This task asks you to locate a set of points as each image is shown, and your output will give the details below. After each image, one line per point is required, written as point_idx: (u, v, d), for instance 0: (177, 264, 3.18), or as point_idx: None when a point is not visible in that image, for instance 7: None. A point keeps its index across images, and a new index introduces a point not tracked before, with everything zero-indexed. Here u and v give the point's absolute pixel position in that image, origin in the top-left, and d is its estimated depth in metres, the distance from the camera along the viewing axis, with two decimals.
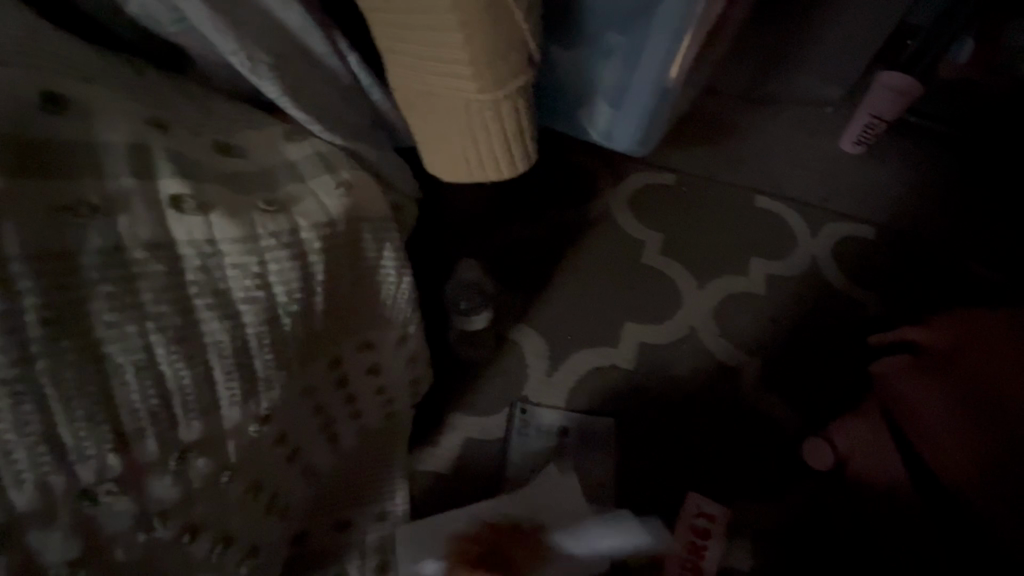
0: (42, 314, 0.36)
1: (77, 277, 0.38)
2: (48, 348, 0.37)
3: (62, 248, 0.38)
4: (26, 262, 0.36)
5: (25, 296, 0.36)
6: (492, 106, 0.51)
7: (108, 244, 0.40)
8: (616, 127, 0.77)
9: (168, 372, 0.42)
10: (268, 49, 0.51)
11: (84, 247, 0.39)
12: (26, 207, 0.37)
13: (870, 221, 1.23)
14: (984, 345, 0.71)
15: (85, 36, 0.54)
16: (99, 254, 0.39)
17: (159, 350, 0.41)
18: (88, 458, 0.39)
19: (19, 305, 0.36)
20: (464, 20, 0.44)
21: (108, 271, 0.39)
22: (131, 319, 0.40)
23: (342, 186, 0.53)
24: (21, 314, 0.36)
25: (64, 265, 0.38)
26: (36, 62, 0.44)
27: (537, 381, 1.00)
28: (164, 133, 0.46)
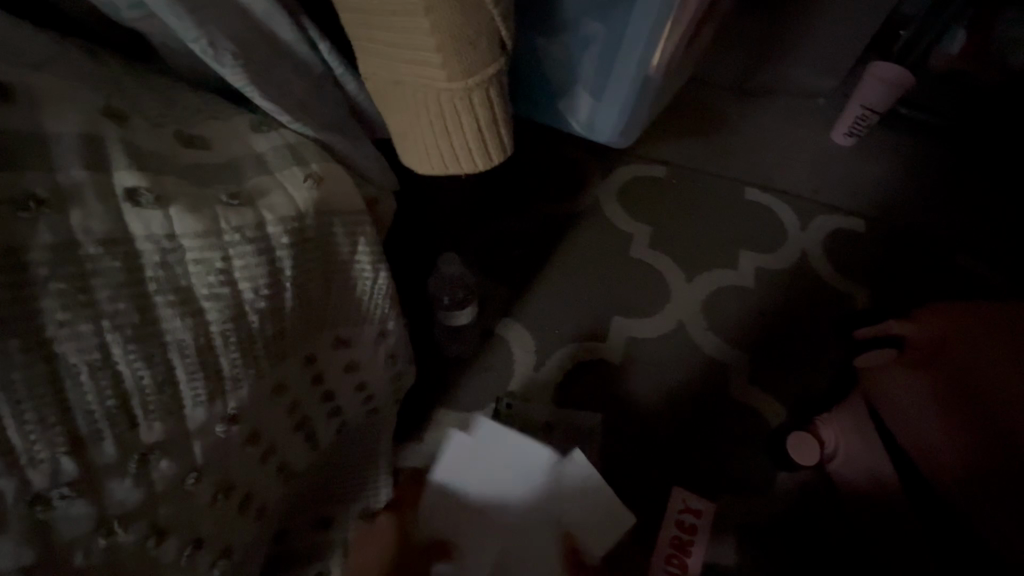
0: None
1: (25, 274, 0.36)
2: None
3: (7, 243, 0.36)
4: None
5: None
6: (463, 95, 0.49)
7: (59, 240, 0.38)
8: (599, 118, 0.75)
9: (126, 372, 0.40)
10: (232, 34, 0.49)
11: (32, 242, 0.37)
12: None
13: (860, 213, 1.22)
14: (971, 341, 0.70)
15: (32, 19, 0.51)
16: (49, 249, 0.37)
17: (115, 349, 0.40)
18: (40, 462, 0.37)
19: None
20: (428, 5, 0.42)
21: (58, 267, 0.37)
22: (84, 317, 0.38)
23: (311, 179, 0.51)
24: None
25: (10, 261, 0.36)
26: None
27: (524, 375, 0.99)
28: (121, 124, 0.44)
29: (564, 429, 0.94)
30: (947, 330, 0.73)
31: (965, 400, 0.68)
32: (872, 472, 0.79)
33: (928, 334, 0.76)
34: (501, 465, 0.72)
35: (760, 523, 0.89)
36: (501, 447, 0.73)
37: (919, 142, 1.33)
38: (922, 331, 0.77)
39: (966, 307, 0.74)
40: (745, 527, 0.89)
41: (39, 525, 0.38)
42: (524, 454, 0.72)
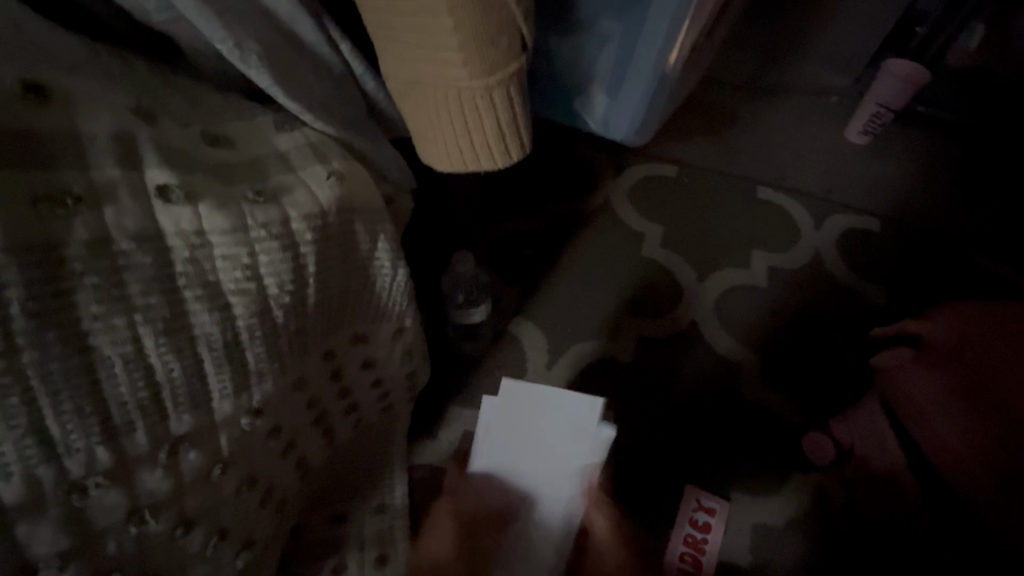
0: (27, 306, 0.36)
1: (63, 269, 0.37)
2: (33, 340, 0.36)
3: (46, 239, 0.37)
4: (10, 253, 0.35)
5: (9, 288, 0.35)
6: (484, 93, 0.50)
7: (94, 236, 0.39)
8: (614, 115, 0.75)
9: (157, 363, 0.41)
10: (257, 36, 0.50)
11: (69, 237, 0.38)
12: (5, 196, 0.36)
13: (875, 212, 1.21)
14: (991, 341, 0.69)
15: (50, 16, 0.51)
16: (85, 245, 0.38)
17: (147, 342, 0.41)
18: (76, 451, 0.38)
19: (3, 296, 0.35)
20: (451, 5, 0.43)
21: (94, 262, 0.39)
22: (118, 310, 0.39)
23: (333, 176, 0.52)
24: (6, 305, 0.35)
25: (48, 256, 0.37)
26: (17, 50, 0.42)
27: (538, 374, 0.99)
28: (150, 124, 0.45)
29: None
30: (965, 331, 0.72)
31: (978, 405, 0.68)
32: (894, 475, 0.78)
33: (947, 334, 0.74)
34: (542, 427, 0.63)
35: (776, 526, 0.88)
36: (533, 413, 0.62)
37: (934, 141, 1.32)
38: (937, 330, 0.76)
39: (985, 309, 0.73)
40: (760, 527, 0.88)
41: (74, 512, 0.39)
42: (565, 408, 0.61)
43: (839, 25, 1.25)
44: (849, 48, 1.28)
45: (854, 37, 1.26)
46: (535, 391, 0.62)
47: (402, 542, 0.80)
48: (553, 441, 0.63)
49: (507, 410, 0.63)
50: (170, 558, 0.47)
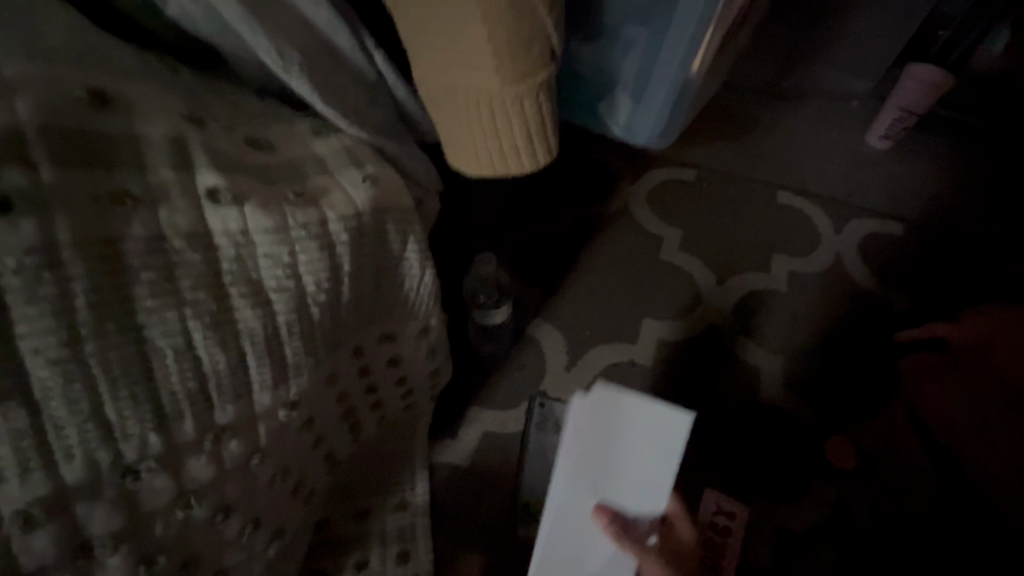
0: (90, 298, 0.38)
1: (122, 265, 0.40)
2: (95, 330, 0.38)
3: (108, 236, 0.39)
4: (76, 249, 0.38)
5: (75, 282, 0.38)
6: (513, 99, 0.51)
7: (149, 234, 0.41)
8: (637, 120, 0.76)
9: (204, 355, 0.44)
10: (298, 46, 0.52)
11: (127, 235, 0.40)
12: (72, 196, 0.39)
13: (898, 217, 1.21)
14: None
15: (116, 32, 0.55)
16: (143, 243, 0.41)
17: (196, 335, 0.43)
18: (131, 436, 0.40)
19: (69, 289, 0.37)
20: (486, 14, 0.45)
21: (150, 259, 0.41)
22: (170, 305, 0.42)
23: (367, 180, 0.55)
24: (72, 297, 0.38)
25: (109, 252, 0.39)
26: (76, 54, 0.44)
27: (557, 376, 1.00)
28: (200, 128, 0.48)
29: None
30: (1000, 333, 0.72)
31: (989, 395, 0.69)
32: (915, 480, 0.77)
33: (980, 337, 0.75)
34: (636, 449, 0.50)
35: (795, 530, 0.90)
36: (624, 434, 0.49)
37: (959, 144, 1.31)
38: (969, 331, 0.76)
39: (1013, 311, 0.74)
40: (777, 530, 0.89)
41: (128, 494, 0.41)
42: (666, 427, 0.48)
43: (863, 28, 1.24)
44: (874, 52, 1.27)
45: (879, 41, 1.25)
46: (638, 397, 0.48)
47: (423, 538, 0.82)
48: (644, 459, 0.50)
49: (594, 419, 0.49)
50: (210, 543, 0.49)
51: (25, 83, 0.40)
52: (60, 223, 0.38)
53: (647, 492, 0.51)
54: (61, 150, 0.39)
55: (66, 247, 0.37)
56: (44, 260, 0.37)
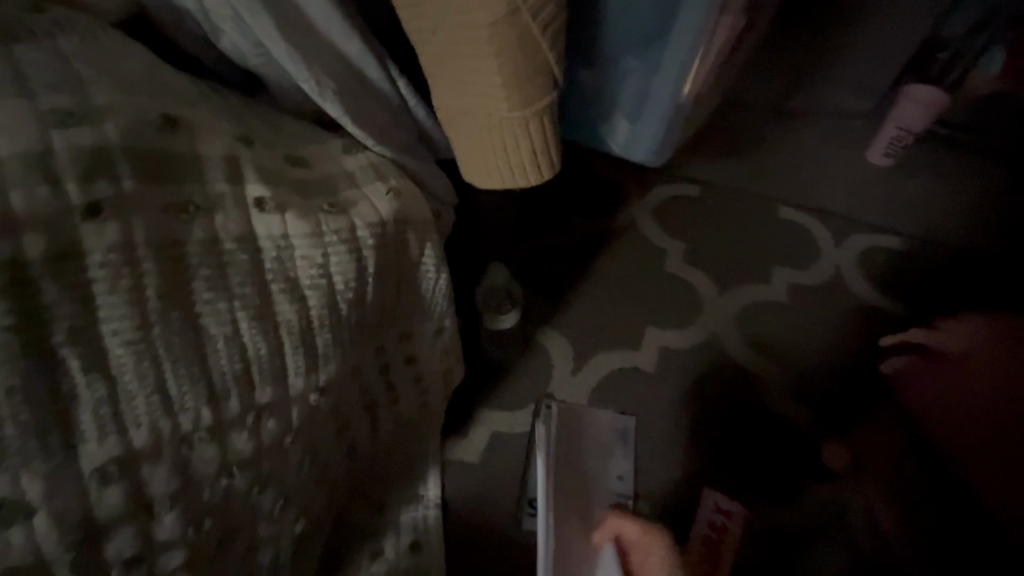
0: (160, 290, 0.45)
1: (184, 262, 0.47)
2: (162, 316, 0.45)
3: (175, 238, 0.47)
4: (150, 248, 0.45)
5: (148, 275, 0.45)
6: (521, 123, 0.58)
7: (207, 237, 0.48)
8: (635, 140, 0.83)
9: (249, 342, 0.50)
10: (332, 75, 0.60)
11: (190, 237, 0.47)
12: (146, 204, 0.46)
13: (897, 232, 1.25)
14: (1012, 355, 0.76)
15: (185, 67, 0.65)
16: (202, 244, 0.48)
17: (243, 324, 0.50)
18: (188, 409, 0.47)
19: (143, 282, 0.44)
20: (498, 50, 0.52)
21: (207, 258, 0.48)
22: (223, 297, 0.49)
23: (391, 192, 0.61)
24: (144, 288, 0.45)
25: (175, 251, 0.46)
26: (147, 84, 0.52)
27: (564, 380, 1.05)
28: (249, 147, 0.55)
29: None
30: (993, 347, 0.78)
31: (992, 420, 0.76)
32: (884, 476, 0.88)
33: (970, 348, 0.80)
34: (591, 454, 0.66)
35: (787, 527, 0.95)
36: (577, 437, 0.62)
37: (955, 163, 1.36)
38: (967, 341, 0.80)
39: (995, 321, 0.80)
40: (774, 529, 0.94)
41: (183, 461, 0.48)
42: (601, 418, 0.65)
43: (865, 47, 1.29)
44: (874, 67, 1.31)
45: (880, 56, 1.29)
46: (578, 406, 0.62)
47: (435, 530, 0.87)
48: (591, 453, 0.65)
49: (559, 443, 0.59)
50: (247, 512, 0.55)
51: (113, 111, 0.47)
52: (138, 226, 0.45)
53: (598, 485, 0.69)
54: (139, 165, 0.47)
55: (142, 246, 0.45)
56: (124, 256, 0.44)
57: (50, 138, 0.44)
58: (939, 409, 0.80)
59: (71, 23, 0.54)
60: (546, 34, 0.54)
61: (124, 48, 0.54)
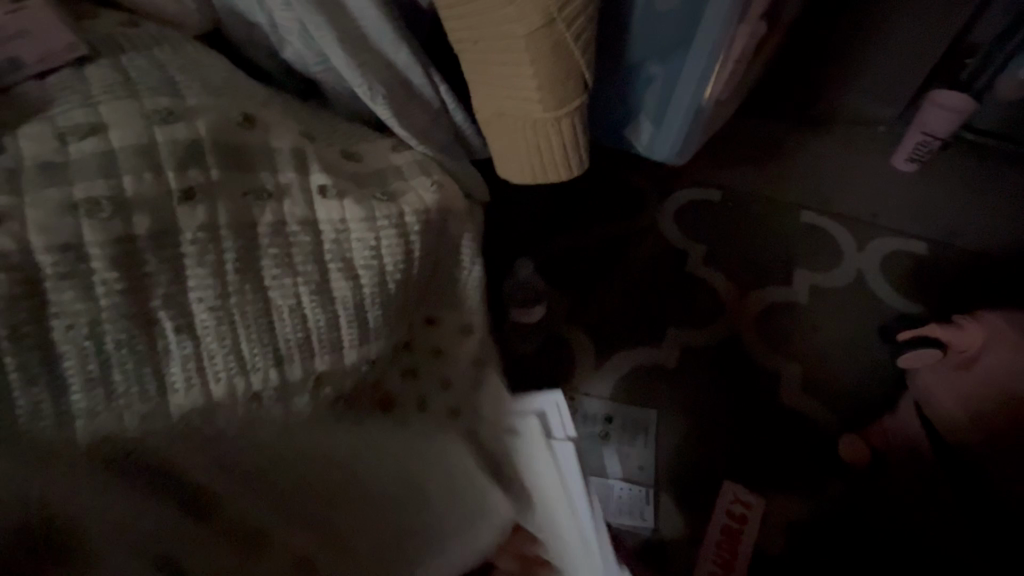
0: (236, 265, 0.52)
1: (257, 242, 0.53)
2: (238, 287, 0.52)
3: (251, 220, 0.53)
4: (232, 228, 0.52)
5: (228, 251, 0.52)
6: (554, 122, 0.64)
7: (277, 220, 0.55)
8: (658, 143, 0.88)
9: (311, 313, 0.56)
10: (383, 81, 0.67)
11: (261, 220, 0.54)
12: (228, 191, 0.53)
13: (920, 236, 1.27)
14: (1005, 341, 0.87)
15: (255, 75, 0.73)
16: (272, 226, 0.55)
17: (304, 298, 0.55)
18: (258, 370, 0.53)
19: (223, 257, 0.51)
20: (534, 57, 0.58)
21: (275, 239, 0.55)
22: (287, 273, 0.55)
23: (435, 185, 0.67)
24: (224, 263, 0.51)
25: (249, 232, 0.53)
26: (227, 87, 0.59)
27: (587, 374, 1.10)
28: (312, 143, 0.62)
29: (622, 422, 1.05)
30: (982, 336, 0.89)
31: (1006, 413, 0.83)
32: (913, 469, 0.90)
33: (968, 339, 0.90)
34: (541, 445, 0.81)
35: (804, 521, 0.98)
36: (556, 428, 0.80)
37: (980, 169, 1.37)
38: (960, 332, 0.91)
39: (1005, 318, 0.90)
40: (793, 525, 0.97)
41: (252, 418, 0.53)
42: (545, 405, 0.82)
43: (885, 54, 1.33)
44: (894, 75, 1.35)
45: (901, 63, 1.33)
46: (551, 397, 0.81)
47: None
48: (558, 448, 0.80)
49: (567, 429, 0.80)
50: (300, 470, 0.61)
51: (201, 113, 0.55)
52: (222, 209, 0.52)
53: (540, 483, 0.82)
54: (222, 158, 0.54)
55: (225, 227, 0.52)
56: (209, 234, 0.51)
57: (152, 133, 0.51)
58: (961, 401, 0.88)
59: (161, 35, 0.62)
60: (578, 42, 0.60)
61: (207, 57, 0.62)
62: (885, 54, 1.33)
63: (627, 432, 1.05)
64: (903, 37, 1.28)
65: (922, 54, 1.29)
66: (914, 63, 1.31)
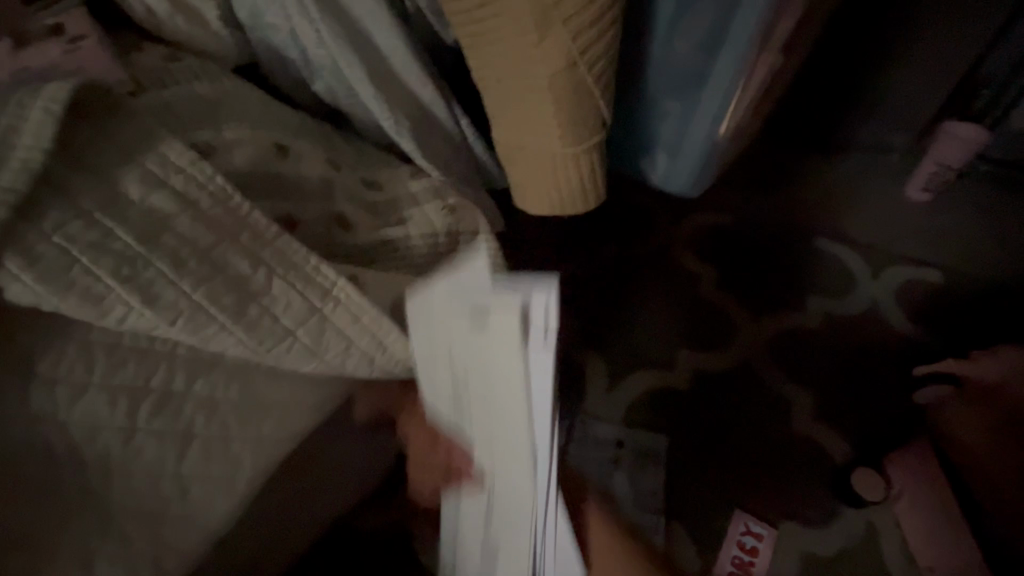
0: (243, 291, 0.50)
1: (259, 267, 0.51)
2: (232, 313, 0.49)
3: (257, 245, 0.51)
4: (245, 253, 0.51)
5: (243, 277, 0.50)
6: (571, 156, 0.66)
7: (284, 247, 0.52)
8: (673, 173, 0.90)
9: (316, 347, 0.52)
10: (406, 113, 0.69)
11: (265, 244, 0.52)
12: (235, 216, 0.51)
13: (936, 265, 1.26)
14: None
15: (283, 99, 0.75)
16: (277, 252, 0.52)
17: (303, 327, 0.51)
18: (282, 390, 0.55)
19: (238, 280, 0.50)
20: (555, 96, 0.60)
21: (280, 268, 0.51)
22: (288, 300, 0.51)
23: (446, 209, 0.67)
24: (234, 286, 0.49)
25: (259, 256, 0.51)
26: (258, 119, 0.62)
27: (597, 398, 1.10)
28: (338, 172, 0.64)
29: (633, 447, 1.06)
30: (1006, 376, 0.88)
31: None
32: (930, 515, 0.93)
33: (988, 376, 0.90)
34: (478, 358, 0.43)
35: (824, 558, 0.97)
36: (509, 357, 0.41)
37: (996, 199, 1.37)
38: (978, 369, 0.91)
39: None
40: (806, 556, 0.97)
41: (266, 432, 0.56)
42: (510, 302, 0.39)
43: (909, 73, 1.36)
44: (922, 99, 1.38)
45: (925, 88, 1.37)
46: (524, 291, 0.39)
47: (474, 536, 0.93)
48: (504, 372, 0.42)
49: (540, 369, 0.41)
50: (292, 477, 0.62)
51: (234, 146, 0.58)
52: (232, 232, 0.51)
53: (476, 405, 0.47)
54: (259, 190, 0.58)
55: (240, 252, 0.51)
56: (220, 258, 0.50)
57: (165, 152, 0.51)
58: (986, 443, 0.87)
59: (198, 67, 0.65)
60: (597, 82, 0.62)
61: (240, 87, 0.65)
62: (909, 73, 1.36)
63: (638, 457, 1.05)
64: (923, 54, 1.33)
65: (941, 78, 1.35)
66: (936, 87, 1.36)
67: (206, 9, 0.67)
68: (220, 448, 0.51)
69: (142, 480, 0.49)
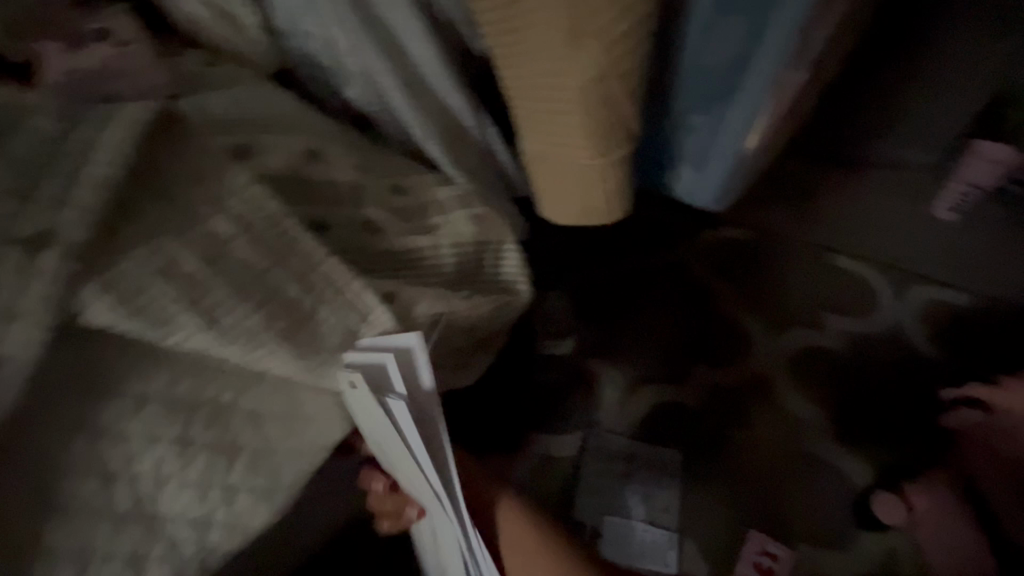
0: (283, 297, 0.51)
1: (296, 271, 0.52)
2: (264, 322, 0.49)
3: (293, 248, 0.53)
4: (280, 260, 0.52)
5: (280, 283, 0.51)
6: (599, 168, 0.66)
7: (316, 249, 0.54)
8: (696, 187, 0.90)
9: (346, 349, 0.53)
10: (436, 122, 0.70)
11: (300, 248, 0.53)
12: (277, 220, 0.53)
13: (963, 286, 1.24)
14: None
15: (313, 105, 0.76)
16: (308, 254, 0.53)
17: (338, 335, 0.52)
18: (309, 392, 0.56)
19: (278, 287, 0.51)
20: (584, 107, 0.60)
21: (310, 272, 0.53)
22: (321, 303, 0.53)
23: (473, 217, 0.68)
24: (275, 296, 0.51)
25: (295, 262, 0.52)
26: (292, 124, 0.64)
27: (612, 412, 1.09)
28: (366, 176, 0.65)
29: (646, 461, 1.05)
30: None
31: None
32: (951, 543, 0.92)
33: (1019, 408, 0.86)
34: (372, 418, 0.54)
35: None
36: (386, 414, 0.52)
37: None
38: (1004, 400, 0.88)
39: None
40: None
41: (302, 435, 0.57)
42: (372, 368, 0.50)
43: (936, 96, 1.29)
44: (951, 120, 1.31)
45: (948, 107, 1.30)
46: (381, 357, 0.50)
47: None
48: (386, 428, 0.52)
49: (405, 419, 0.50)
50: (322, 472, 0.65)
51: (268, 149, 0.59)
52: (270, 238, 0.52)
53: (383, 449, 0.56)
54: (289, 193, 0.59)
55: (277, 257, 0.52)
56: (259, 265, 0.50)
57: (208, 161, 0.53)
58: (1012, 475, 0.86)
59: (234, 73, 0.66)
60: (627, 94, 0.62)
61: (273, 92, 0.66)
62: (936, 96, 1.29)
63: (652, 471, 1.04)
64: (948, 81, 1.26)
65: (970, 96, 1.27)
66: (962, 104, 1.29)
67: (241, 13, 0.68)
68: (263, 456, 0.53)
69: (184, 487, 0.50)
